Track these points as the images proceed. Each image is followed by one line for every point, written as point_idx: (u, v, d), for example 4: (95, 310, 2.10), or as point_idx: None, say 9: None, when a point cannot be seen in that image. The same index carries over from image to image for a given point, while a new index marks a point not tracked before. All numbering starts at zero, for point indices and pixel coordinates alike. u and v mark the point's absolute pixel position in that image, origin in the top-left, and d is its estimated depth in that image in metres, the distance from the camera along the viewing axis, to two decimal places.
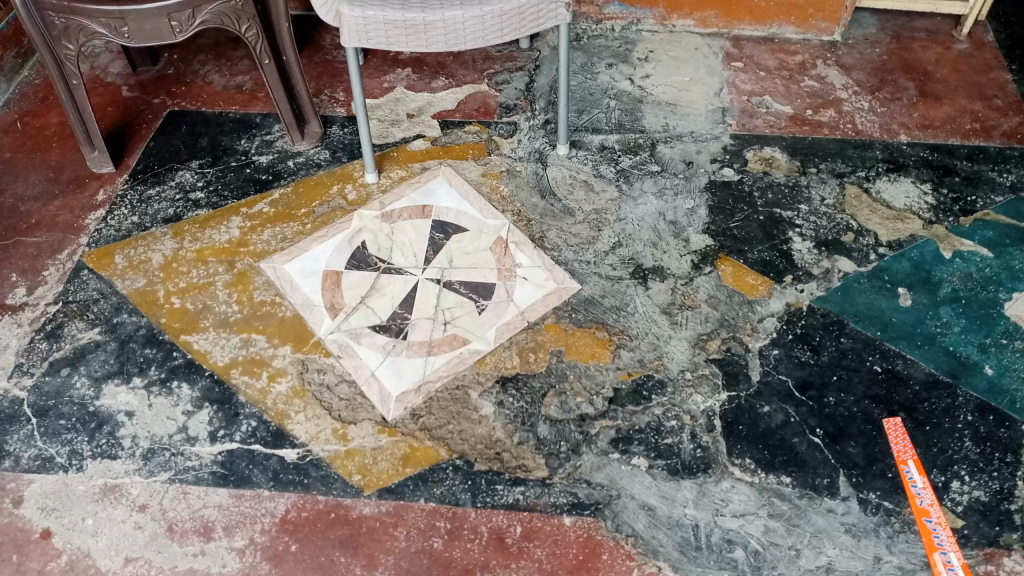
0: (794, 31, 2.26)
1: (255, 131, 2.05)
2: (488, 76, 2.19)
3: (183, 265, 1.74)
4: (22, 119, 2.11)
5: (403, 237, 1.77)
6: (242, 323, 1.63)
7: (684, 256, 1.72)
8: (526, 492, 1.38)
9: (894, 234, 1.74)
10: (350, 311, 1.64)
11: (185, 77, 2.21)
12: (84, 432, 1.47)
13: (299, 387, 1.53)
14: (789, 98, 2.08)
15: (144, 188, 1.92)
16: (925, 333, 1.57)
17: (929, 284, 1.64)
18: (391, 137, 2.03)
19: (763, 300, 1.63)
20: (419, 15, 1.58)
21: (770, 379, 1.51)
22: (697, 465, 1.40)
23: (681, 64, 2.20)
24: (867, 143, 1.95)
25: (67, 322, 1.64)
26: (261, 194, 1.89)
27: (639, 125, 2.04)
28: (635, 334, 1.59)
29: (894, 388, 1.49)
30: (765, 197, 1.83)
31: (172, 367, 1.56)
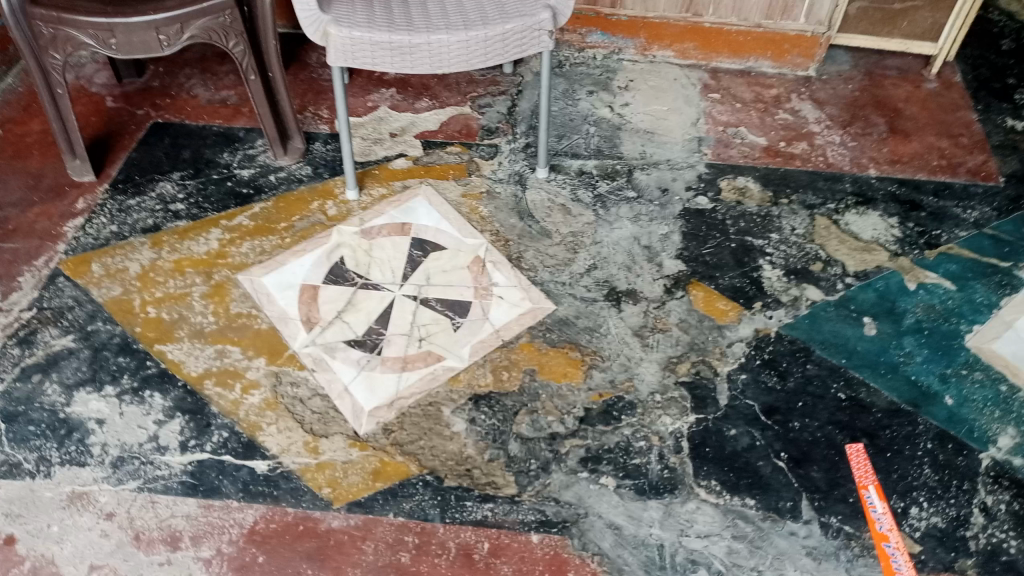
0: (770, 66, 2.33)
1: (238, 145, 2.07)
2: (470, 99, 2.23)
3: (160, 275, 1.75)
4: (3, 126, 2.12)
5: (382, 254, 1.79)
6: (217, 334, 1.63)
7: (657, 280, 1.76)
8: (494, 509, 1.40)
9: (861, 264, 1.79)
10: (326, 326, 1.65)
11: (170, 89, 2.23)
12: (54, 439, 1.47)
13: (272, 399, 1.53)
14: (763, 129, 2.14)
15: (125, 198, 1.93)
16: (889, 361, 1.61)
17: (893, 315, 1.69)
18: (373, 155, 2.05)
19: (733, 325, 1.67)
20: (405, 38, 1.62)
21: (738, 404, 1.54)
22: (664, 486, 1.42)
23: (660, 94, 2.25)
24: (838, 176, 2.00)
25: (41, 328, 1.64)
26: (242, 207, 1.91)
27: (617, 151, 2.08)
28: (607, 356, 1.61)
29: (857, 415, 1.52)
30: (737, 226, 1.88)
31: (146, 376, 1.56)
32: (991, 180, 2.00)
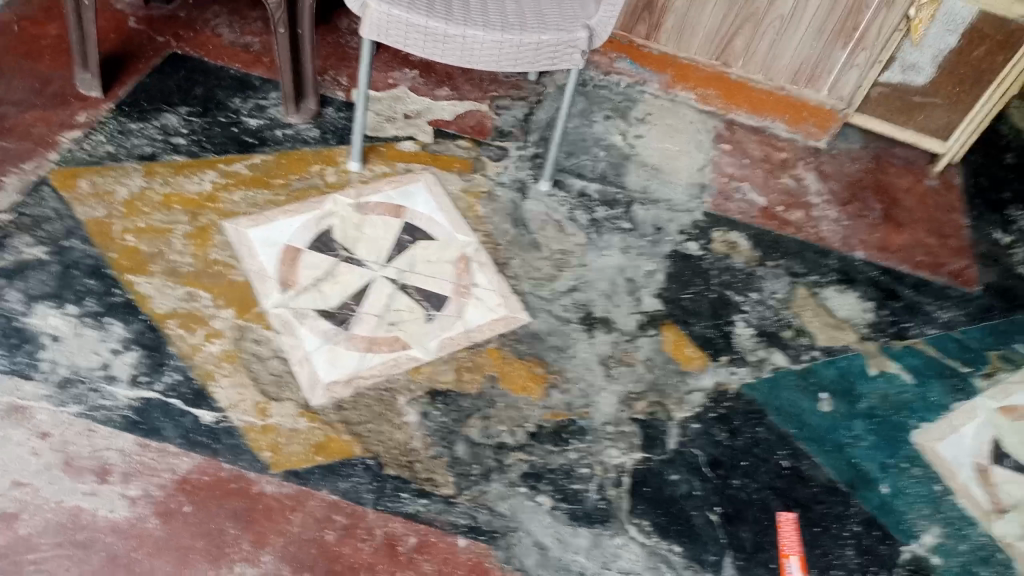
0: (784, 129, 2.36)
1: (251, 93, 2.06)
2: (489, 98, 2.24)
3: (147, 206, 1.73)
4: (20, 22, 2.09)
5: (370, 231, 1.80)
6: (191, 277, 1.63)
7: (633, 314, 1.77)
8: (428, 506, 1.40)
9: (831, 341, 1.82)
10: (300, 290, 1.65)
11: (195, 23, 2.21)
12: (5, 347, 1.45)
13: (232, 352, 1.53)
14: (765, 190, 2.17)
15: (127, 121, 1.91)
16: (835, 440, 1.64)
17: (849, 396, 1.72)
18: (383, 132, 2.05)
19: (696, 374, 1.69)
20: (440, 26, 1.62)
21: (685, 451, 1.56)
22: (596, 516, 1.44)
23: (674, 133, 2.28)
24: (827, 250, 2.04)
25: (15, 234, 1.62)
26: (242, 155, 1.90)
27: (621, 180, 2.10)
28: (570, 378, 1.63)
29: (796, 485, 1.55)
30: (721, 278, 1.90)
31: (111, 303, 1.55)
32: (969, 286, 2.04)
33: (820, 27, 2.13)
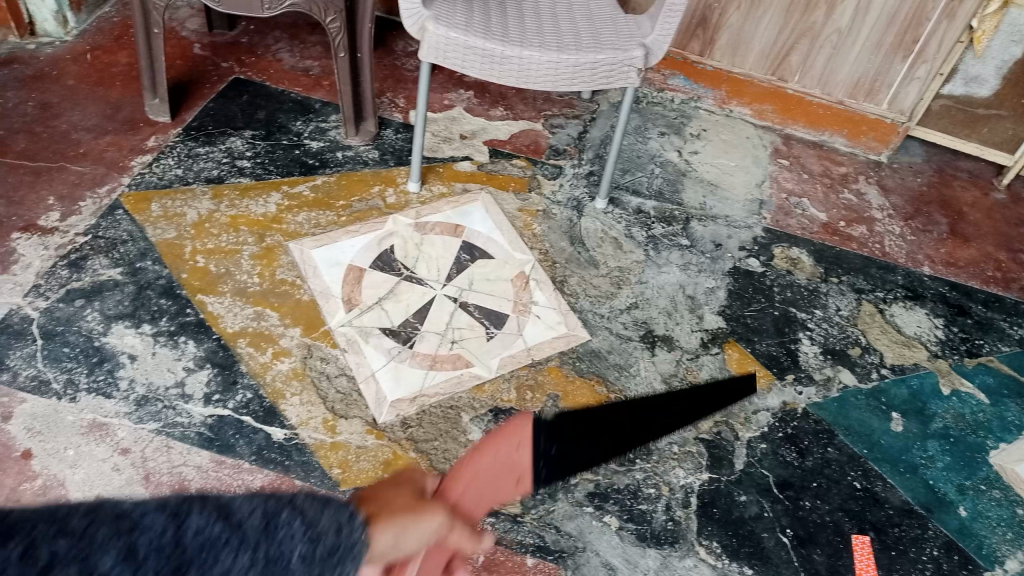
0: (843, 143, 2.33)
1: (313, 116, 2.10)
2: (544, 116, 2.25)
3: (215, 228, 1.77)
4: (92, 52, 2.17)
5: (431, 251, 1.81)
6: (259, 296, 1.66)
7: (695, 332, 1.76)
8: (495, 525, 1.40)
9: (899, 358, 1.78)
10: (364, 309, 1.67)
11: (257, 48, 2.27)
12: (85, 365, 1.49)
13: (300, 370, 1.55)
14: (826, 205, 2.14)
15: (195, 145, 1.96)
16: (909, 461, 1.60)
17: (922, 415, 1.68)
18: (441, 153, 2.08)
19: (762, 393, 1.66)
20: (498, 48, 1.64)
21: (753, 471, 1.53)
22: (665, 537, 1.42)
23: (730, 149, 2.26)
24: (891, 266, 2.00)
25: (92, 256, 1.67)
26: (305, 177, 1.94)
27: (678, 197, 2.09)
28: (633, 397, 1.62)
29: (868, 507, 1.52)
30: (784, 295, 1.88)
31: (183, 323, 1.59)
32: None
33: (878, 40, 2.11)
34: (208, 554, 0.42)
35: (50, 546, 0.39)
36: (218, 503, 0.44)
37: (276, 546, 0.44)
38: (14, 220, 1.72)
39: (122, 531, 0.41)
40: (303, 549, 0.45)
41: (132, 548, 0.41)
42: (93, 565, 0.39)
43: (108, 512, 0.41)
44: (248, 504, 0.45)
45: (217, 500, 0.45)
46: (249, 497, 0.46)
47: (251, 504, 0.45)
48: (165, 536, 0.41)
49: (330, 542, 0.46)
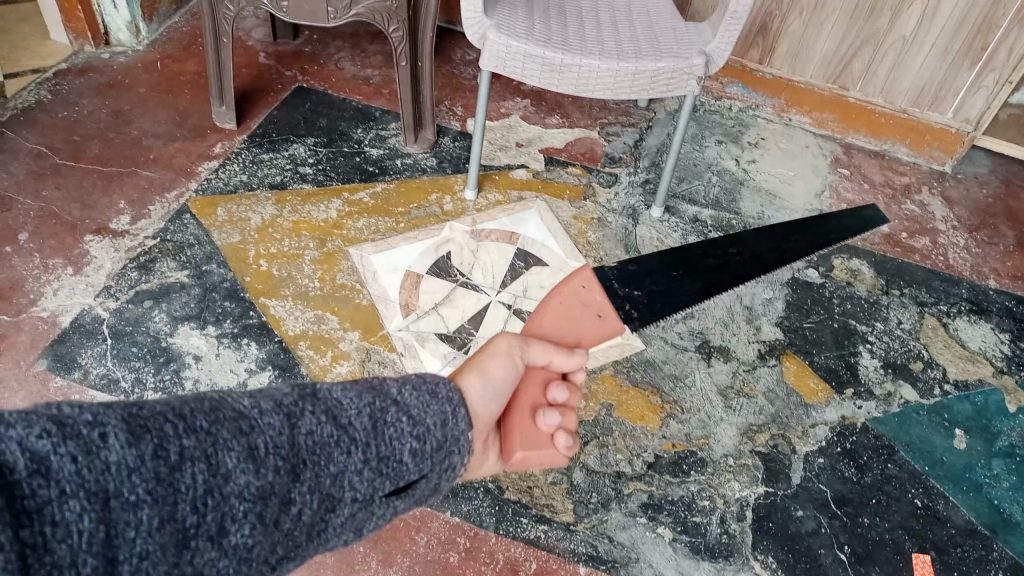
0: (906, 153, 2.28)
1: (373, 124, 2.14)
2: (600, 124, 2.26)
3: (278, 233, 1.82)
4: (163, 60, 2.25)
5: (487, 258, 1.83)
6: (320, 300, 1.69)
7: (752, 343, 1.74)
8: (548, 532, 1.40)
9: (963, 374, 1.74)
10: (421, 314, 1.69)
11: (320, 57, 2.33)
12: (152, 364, 1.54)
13: (358, 373, 1.58)
14: (887, 216, 2.10)
15: (259, 151, 2.02)
16: (973, 480, 1.56)
17: (986, 433, 1.63)
18: (497, 161, 2.10)
19: (820, 406, 1.64)
20: (558, 56, 1.65)
21: (809, 485, 1.51)
22: (720, 550, 1.40)
23: (789, 158, 2.24)
24: (955, 279, 1.95)
25: (160, 259, 1.73)
26: (365, 183, 1.97)
27: (735, 206, 2.07)
28: (688, 408, 1.61)
29: (930, 526, 1.48)
30: (843, 307, 1.85)
31: (246, 325, 1.63)
32: None
33: (945, 47, 2.07)
34: (321, 451, 0.61)
35: (178, 445, 0.52)
36: (326, 408, 0.63)
37: (383, 445, 0.65)
38: (88, 223, 1.79)
39: (241, 432, 0.56)
40: (410, 445, 0.67)
41: (252, 446, 0.56)
42: (217, 462, 0.54)
43: (231, 413, 0.57)
44: (356, 405, 0.65)
45: (327, 403, 0.63)
46: (357, 396, 0.65)
47: (357, 405, 0.65)
48: (282, 436, 0.59)
49: (431, 439, 0.69)
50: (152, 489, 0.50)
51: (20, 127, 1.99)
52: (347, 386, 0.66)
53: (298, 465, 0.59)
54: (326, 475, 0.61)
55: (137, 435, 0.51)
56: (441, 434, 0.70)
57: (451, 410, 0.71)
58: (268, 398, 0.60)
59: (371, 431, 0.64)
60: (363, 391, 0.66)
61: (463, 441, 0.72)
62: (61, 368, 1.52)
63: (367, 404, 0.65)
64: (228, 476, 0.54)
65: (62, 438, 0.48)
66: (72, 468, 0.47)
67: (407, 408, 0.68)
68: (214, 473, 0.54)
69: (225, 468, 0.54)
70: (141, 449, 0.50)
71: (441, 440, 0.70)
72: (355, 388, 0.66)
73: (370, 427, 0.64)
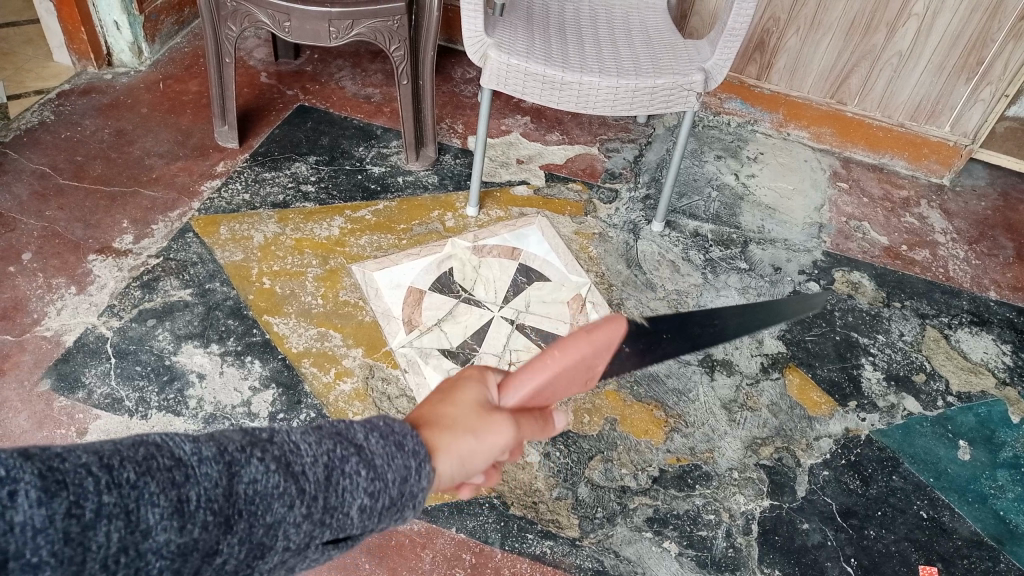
0: (904, 166, 2.29)
1: (374, 142, 2.16)
2: (600, 140, 2.28)
3: (280, 250, 1.82)
4: (165, 81, 2.27)
5: (489, 273, 1.83)
6: (323, 317, 1.70)
7: (754, 357, 1.75)
8: (554, 548, 1.39)
9: (965, 385, 1.74)
10: (424, 330, 1.70)
11: (321, 76, 2.35)
12: (156, 383, 1.54)
13: (361, 390, 1.58)
14: (887, 230, 2.11)
15: (262, 170, 2.03)
16: (978, 491, 1.55)
17: (991, 443, 1.63)
18: (498, 177, 2.11)
19: (823, 419, 1.64)
20: (559, 73, 1.66)
21: (815, 498, 1.51)
22: (726, 564, 1.39)
23: (788, 172, 2.25)
24: (956, 290, 1.96)
25: (163, 277, 1.73)
26: (367, 201, 1.98)
27: (736, 220, 2.08)
28: (692, 422, 1.61)
29: (936, 538, 1.47)
30: (846, 319, 1.85)
31: (250, 343, 1.63)
32: None
33: (941, 61, 2.08)
34: (260, 501, 0.49)
35: (96, 501, 0.42)
36: (279, 453, 0.51)
37: (334, 495, 0.52)
38: (91, 243, 1.79)
39: (172, 484, 0.45)
40: (362, 501, 0.53)
41: (182, 499, 0.45)
42: (137, 518, 0.44)
43: (164, 462, 0.46)
44: (313, 449, 0.52)
45: (280, 446, 0.51)
46: (316, 440, 0.53)
47: (315, 450, 0.52)
48: (217, 487, 0.47)
49: (392, 492, 0.54)
50: (58, 551, 0.41)
51: (23, 148, 2.00)
52: (308, 427, 0.54)
53: (231, 517, 0.48)
54: (260, 527, 0.49)
55: (51, 492, 0.41)
56: (401, 491, 0.54)
57: (418, 465, 0.55)
58: (213, 441, 0.49)
59: (323, 483, 0.51)
60: (325, 434, 0.53)
61: (424, 499, 0.56)
62: (64, 387, 1.52)
63: (325, 450, 0.52)
64: (147, 532, 0.44)
65: None
66: None
67: (371, 456, 0.53)
68: (132, 529, 0.43)
69: (146, 525, 0.44)
70: (53, 509, 0.41)
71: (398, 497, 0.54)
72: (315, 429, 0.54)
73: (324, 479, 0.52)
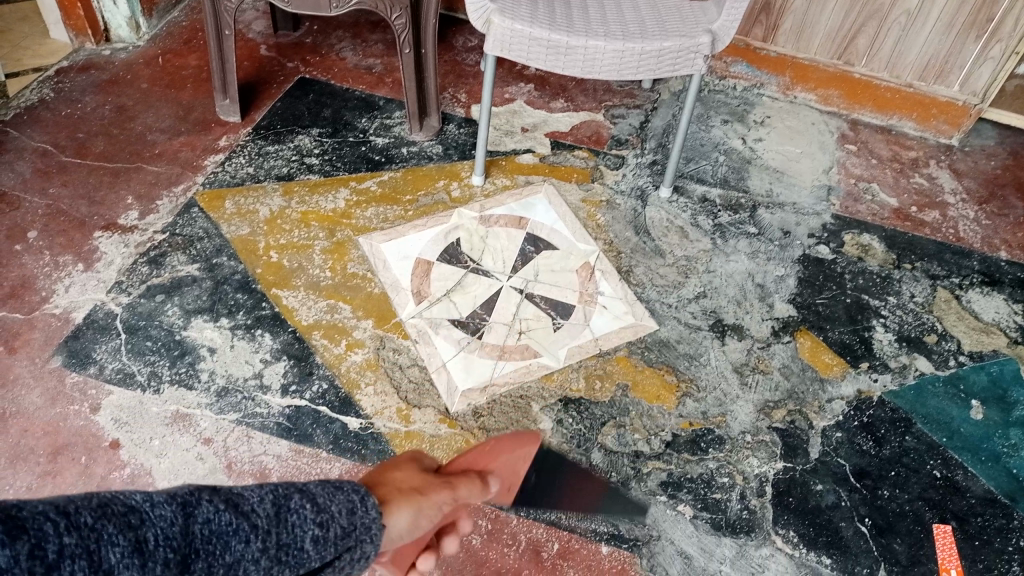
0: (912, 127, 2.28)
1: (377, 113, 2.14)
2: (605, 107, 2.26)
3: (287, 224, 1.81)
4: (164, 55, 2.25)
5: (497, 243, 1.82)
6: (332, 290, 1.69)
7: (765, 321, 1.74)
8: (569, 513, 1.40)
9: (977, 345, 1.73)
10: (433, 301, 1.69)
11: (321, 48, 2.33)
12: (167, 358, 1.54)
13: (373, 361, 1.58)
14: (896, 191, 2.09)
15: (265, 144, 2.01)
16: (991, 449, 1.55)
17: (1003, 402, 1.63)
18: (503, 146, 2.09)
19: (836, 381, 1.64)
20: (564, 38, 1.64)
21: (829, 460, 1.51)
22: (741, 526, 1.40)
23: (795, 136, 2.23)
24: (966, 251, 1.95)
25: (170, 253, 1.72)
26: (372, 172, 1.97)
27: (744, 185, 2.07)
28: (704, 386, 1.60)
29: (949, 496, 1.48)
30: (856, 282, 1.84)
31: (259, 316, 1.63)
32: None
33: (950, 20, 2.05)
34: (217, 541, 0.58)
35: (58, 542, 0.51)
36: (225, 497, 0.61)
37: (283, 531, 0.62)
38: (96, 219, 1.78)
39: (130, 526, 0.54)
40: (313, 533, 0.63)
41: (140, 540, 0.54)
42: (99, 558, 0.52)
43: (119, 508, 0.55)
44: (256, 494, 0.62)
45: (226, 494, 0.61)
46: (259, 489, 0.63)
47: (258, 494, 0.62)
48: (173, 526, 0.56)
49: (337, 525, 0.66)
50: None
51: (23, 126, 1.98)
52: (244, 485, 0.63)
53: (188, 555, 0.56)
54: (220, 564, 0.58)
55: (13, 535, 0.49)
56: (347, 521, 0.66)
57: (358, 498, 0.68)
58: (162, 491, 0.58)
59: (272, 519, 0.62)
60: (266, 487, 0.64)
61: (376, 531, 0.69)
62: (75, 364, 1.51)
63: (269, 492, 0.63)
64: (112, 568, 0.52)
65: None
66: None
67: (310, 496, 0.65)
68: (96, 567, 0.52)
69: (108, 564, 0.52)
70: (16, 549, 0.49)
71: (350, 525, 0.67)
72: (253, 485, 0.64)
73: (273, 514, 0.62)
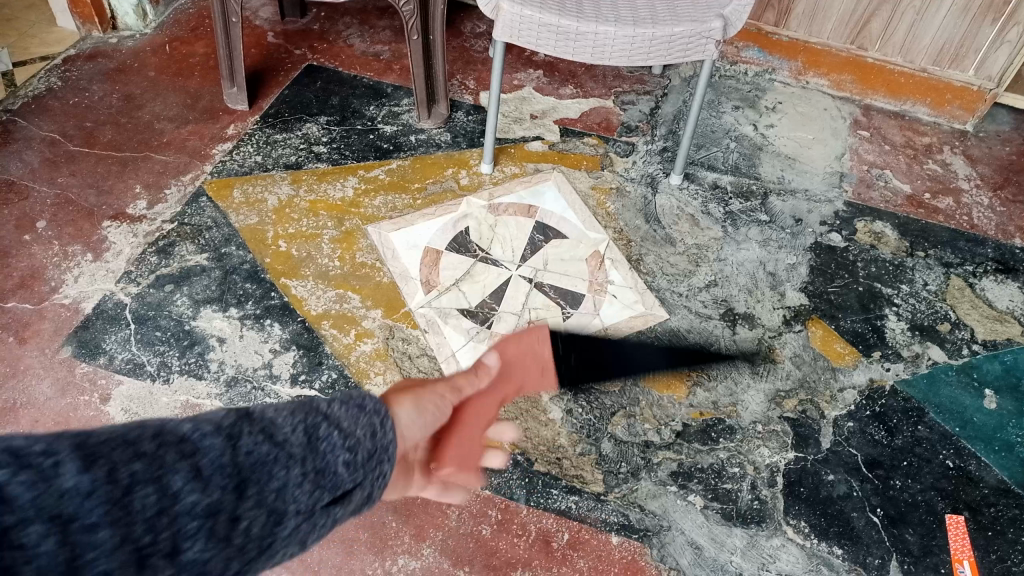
0: (926, 113, 2.25)
1: (385, 101, 2.13)
2: (615, 93, 2.24)
3: (295, 213, 1.81)
4: (172, 43, 2.24)
5: (506, 232, 1.81)
6: (341, 279, 1.68)
7: (777, 310, 1.72)
8: (579, 503, 1.39)
9: (991, 333, 1.72)
10: (442, 291, 1.68)
11: (329, 35, 2.31)
12: (176, 348, 1.54)
13: (382, 350, 1.57)
14: (909, 178, 2.07)
15: (273, 132, 2.00)
16: (1004, 439, 1.54)
17: (1017, 392, 1.62)
18: (512, 134, 2.08)
19: (848, 370, 1.63)
20: (573, 24, 1.62)
21: (840, 450, 1.50)
22: (752, 516, 1.39)
23: (807, 122, 2.21)
24: (981, 238, 1.92)
25: (179, 242, 1.72)
26: (380, 161, 1.96)
27: (755, 171, 2.05)
28: (714, 376, 1.60)
29: (963, 486, 1.47)
30: (869, 270, 1.83)
31: (268, 306, 1.62)
32: None
33: (966, 3, 2.02)
34: (261, 467, 0.51)
35: (129, 468, 0.45)
36: (260, 425, 0.53)
37: (320, 458, 0.56)
38: (105, 209, 1.78)
39: (184, 454, 0.47)
40: (342, 457, 0.57)
41: (198, 466, 0.48)
42: (166, 481, 0.46)
43: (168, 434, 0.48)
44: (288, 420, 0.55)
45: (261, 419, 0.53)
46: (289, 411, 0.56)
47: (290, 421, 0.55)
48: (224, 456, 0.49)
49: (362, 448, 0.59)
50: (110, 508, 0.43)
51: (31, 115, 1.98)
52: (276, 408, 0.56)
53: (241, 481, 0.50)
54: (269, 491, 0.51)
55: (88, 460, 0.43)
56: (372, 443, 0.60)
57: (380, 420, 0.62)
58: (206, 418, 0.51)
59: (308, 445, 0.55)
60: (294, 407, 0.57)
61: (392, 450, 0.63)
62: (85, 354, 1.52)
63: (300, 418, 0.56)
64: (177, 492, 0.46)
65: (13, 465, 0.40)
66: (27, 494, 0.40)
67: (333, 421, 0.58)
68: (164, 491, 0.46)
69: (174, 488, 0.46)
70: (95, 473, 0.43)
71: (369, 449, 0.60)
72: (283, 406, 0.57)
73: (305, 440, 0.55)
